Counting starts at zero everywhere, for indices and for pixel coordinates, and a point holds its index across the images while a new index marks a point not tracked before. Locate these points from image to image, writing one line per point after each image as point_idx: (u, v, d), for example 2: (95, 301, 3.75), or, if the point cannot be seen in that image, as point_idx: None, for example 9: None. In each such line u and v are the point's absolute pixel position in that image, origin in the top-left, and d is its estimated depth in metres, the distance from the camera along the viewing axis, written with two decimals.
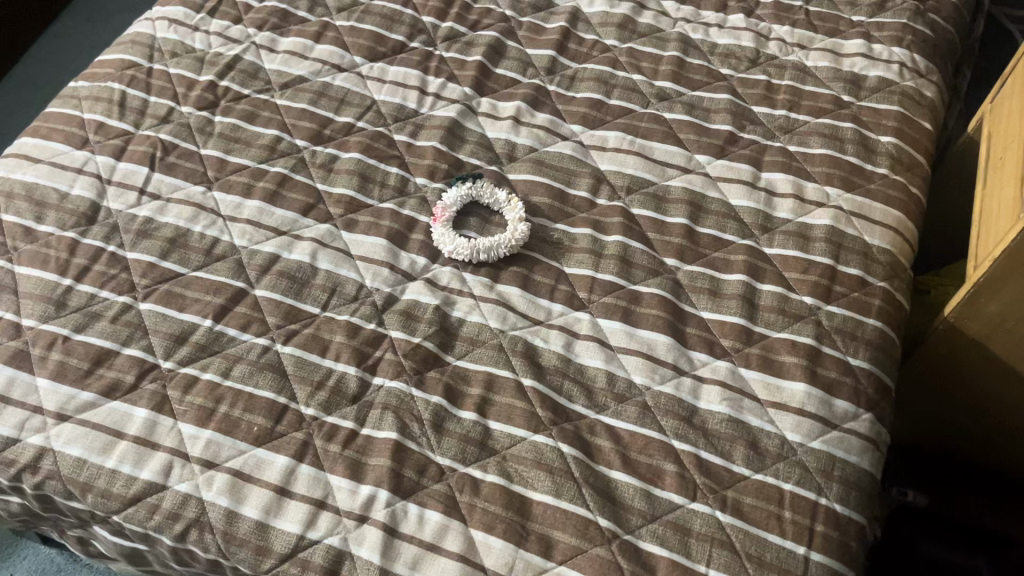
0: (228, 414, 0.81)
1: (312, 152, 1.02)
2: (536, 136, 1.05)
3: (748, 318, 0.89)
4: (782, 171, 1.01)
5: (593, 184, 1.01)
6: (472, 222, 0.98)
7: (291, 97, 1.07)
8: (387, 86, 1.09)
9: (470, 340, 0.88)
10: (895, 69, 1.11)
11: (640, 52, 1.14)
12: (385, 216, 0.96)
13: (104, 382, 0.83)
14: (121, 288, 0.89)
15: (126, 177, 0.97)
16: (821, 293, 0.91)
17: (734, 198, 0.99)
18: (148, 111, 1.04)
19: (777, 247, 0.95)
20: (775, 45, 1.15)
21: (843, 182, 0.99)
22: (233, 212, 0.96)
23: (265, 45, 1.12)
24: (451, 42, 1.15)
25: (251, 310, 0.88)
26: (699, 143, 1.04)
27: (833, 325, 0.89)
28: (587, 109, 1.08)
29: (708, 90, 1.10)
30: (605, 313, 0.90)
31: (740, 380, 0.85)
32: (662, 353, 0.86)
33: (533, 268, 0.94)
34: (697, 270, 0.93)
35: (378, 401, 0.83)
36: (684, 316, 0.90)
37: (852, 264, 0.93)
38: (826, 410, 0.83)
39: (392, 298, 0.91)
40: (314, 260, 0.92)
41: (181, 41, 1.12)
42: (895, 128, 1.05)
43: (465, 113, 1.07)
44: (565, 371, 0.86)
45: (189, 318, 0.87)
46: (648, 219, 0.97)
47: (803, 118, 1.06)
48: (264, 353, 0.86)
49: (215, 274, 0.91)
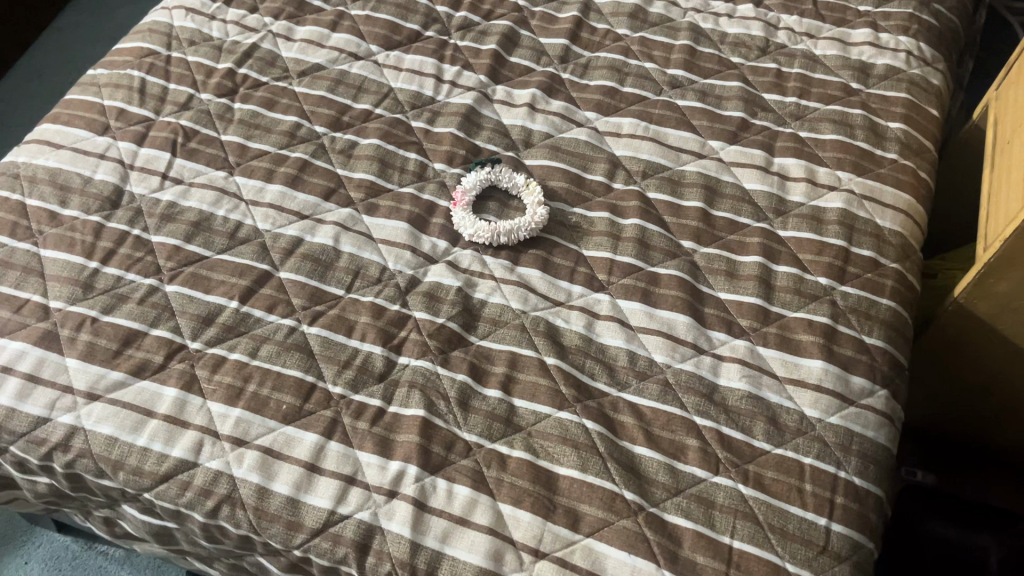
0: (257, 393, 0.83)
1: (331, 138, 1.03)
2: (551, 123, 1.07)
3: (765, 298, 0.91)
4: (794, 157, 1.03)
5: (609, 168, 1.02)
6: (491, 206, 0.99)
7: (310, 85, 1.08)
8: (403, 74, 1.10)
9: (492, 321, 0.89)
10: (902, 57, 1.12)
11: (652, 41, 1.16)
12: (406, 201, 0.98)
13: (133, 362, 0.84)
14: (147, 271, 0.90)
15: (149, 162, 0.98)
16: (835, 274, 0.93)
17: (747, 182, 1.01)
18: (168, 98, 1.05)
19: (792, 229, 0.96)
20: (784, 34, 1.17)
21: (854, 167, 1.01)
22: (256, 196, 0.97)
23: (281, 33, 1.13)
24: (465, 31, 1.16)
25: (276, 291, 0.90)
26: (712, 129, 1.06)
27: (848, 305, 0.91)
28: (601, 96, 1.09)
29: (720, 78, 1.11)
30: (624, 294, 0.91)
31: (758, 358, 0.87)
32: (682, 333, 0.88)
33: (552, 251, 0.95)
34: (714, 252, 0.95)
35: (404, 379, 0.84)
36: (702, 297, 0.92)
37: (866, 246, 0.95)
38: (843, 387, 0.85)
39: (415, 280, 0.92)
40: (337, 243, 0.94)
41: (199, 29, 1.13)
42: (904, 115, 1.07)
43: (481, 101, 1.09)
44: (587, 350, 0.87)
45: (215, 299, 0.88)
46: (664, 203, 0.99)
47: (813, 105, 1.08)
48: (291, 333, 0.87)
49: (240, 257, 0.92)
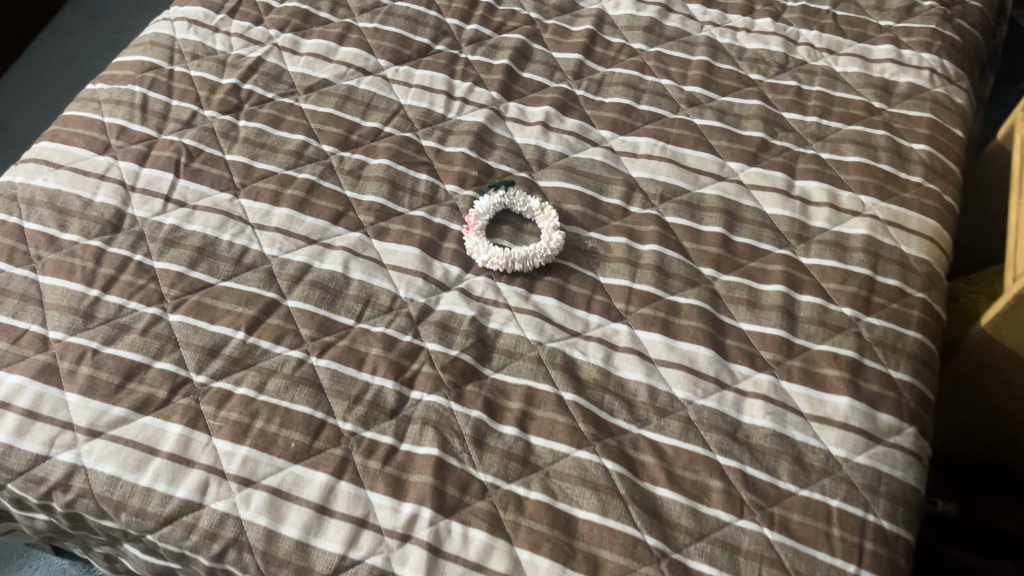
0: (265, 430, 0.80)
1: (340, 158, 1.00)
2: (566, 142, 1.03)
3: (788, 330, 0.88)
4: (816, 180, 1.00)
5: (626, 191, 0.99)
6: (504, 230, 0.96)
7: (316, 101, 1.05)
8: (413, 90, 1.07)
9: (508, 352, 0.86)
10: (926, 75, 1.09)
11: (668, 56, 1.12)
12: (417, 224, 0.95)
13: (135, 397, 0.81)
14: (150, 299, 0.87)
15: (151, 183, 0.95)
16: (860, 305, 0.90)
17: (769, 206, 0.98)
18: (170, 114, 1.01)
19: (815, 256, 0.94)
20: (804, 50, 1.13)
21: (878, 191, 0.99)
22: (262, 219, 0.94)
23: (287, 47, 1.10)
24: (476, 45, 1.13)
25: (283, 321, 0.87)
26: (731, 150, 1.03)
27: (874, 337, 0.88)
28: (616, 114, 1.06)
29: (738, 96, 1.08)
30: (643, 324, 0.89)
31: (782, 393, 0.84)
32: (703, 366, 0.85)
33: (568, 278, 0.92)
34: (735, 280, 0.92)
35: (417, 416, 0.81)
36: (723, 328, 0.89)
37: (890, 274, 0.92)
38: (870, 425, 0.82)
39: (427, 309, 0.89)
40: (346, 269, 0.90)
41: (202, 42, 1.09)
42: (928, 136, 1.04)
43: (493, 118, 1.06)
44: (606, 385, 0.84)
45: (221, 329, 0.85)
46: (683, 227, 0.96)
47: (834, 125, 1.05)
48: (299, 366, 0.84)
49: (245, 284, 0.89)
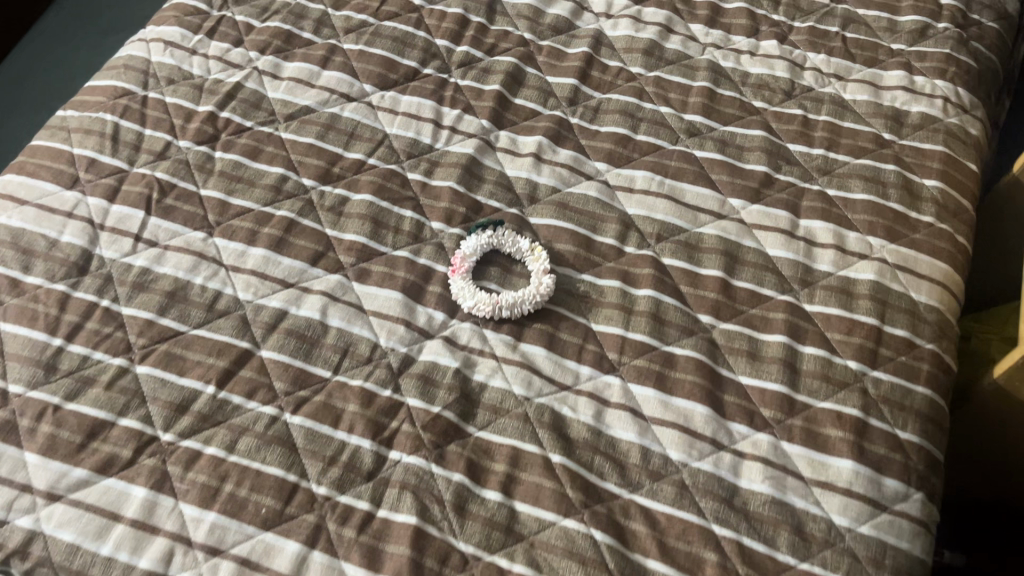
0: (234, 495, 0.76)
1: (320, 193, 0.95)
2: (559, 176, 0.98)
3: (790, 385, 0.83)
4: (822, 219, 0.94)
5: (621, 230, 0.94)
6: (492, 272, 0.91)
7: (297, 130, 1.00)
8: (399, 118, 1.02)
9: (493, 409, 0.82)
10: (939, 104, 1.04)
11: (668, 81, 1.07)
12: (400, 266, 0.90)
13: (98, 457, 0.77)
14: (116, 349, 0.82)
15: (121, 221, 0.90)
16: (866, 358, 0.85)
17: (772, 248, 0.93)
18: (143, 145, 0.97)
19: (819, 303, 0.89)
20: (810, 75, 1.08)
21: (887, 231, 0.93)
22: (237, 261, 0.89)
23: (267, 71, 1.05)
24: (467, 69, 1.08)
25: (256, 374, 0.82)
26: (733, 185, 0.97)
27: (881, 394, 0.83)
28: (612, 145, 1.01)
29: (741, 126, 1.03)
30: (636, 377, 0.84)
31: (783, 455, 0.79)
32: (699, 426, 0.81)
33: (558, 325, 0.87)
34: (734, 329, 0.87)
35: (395, 479, 0.77)
36: (722, 382, 0.84)
37: (899, 324, 0.87)
38: (875, 491, 0.77)
39: (409, 359, 0.84)
40: (324, 316, 0.86)
41: (178, 66, 1.04)
42: (940, 171, 0.98)
43: (483, 149, 1.00)
44: (596, 445, 0.80)
45: (190, 383, 0.81)
46: (680, 270, 0.91)
47: (842, 158, 1.00)
48: (272, 424, 0.79)
49: (217, 333, 0.84)
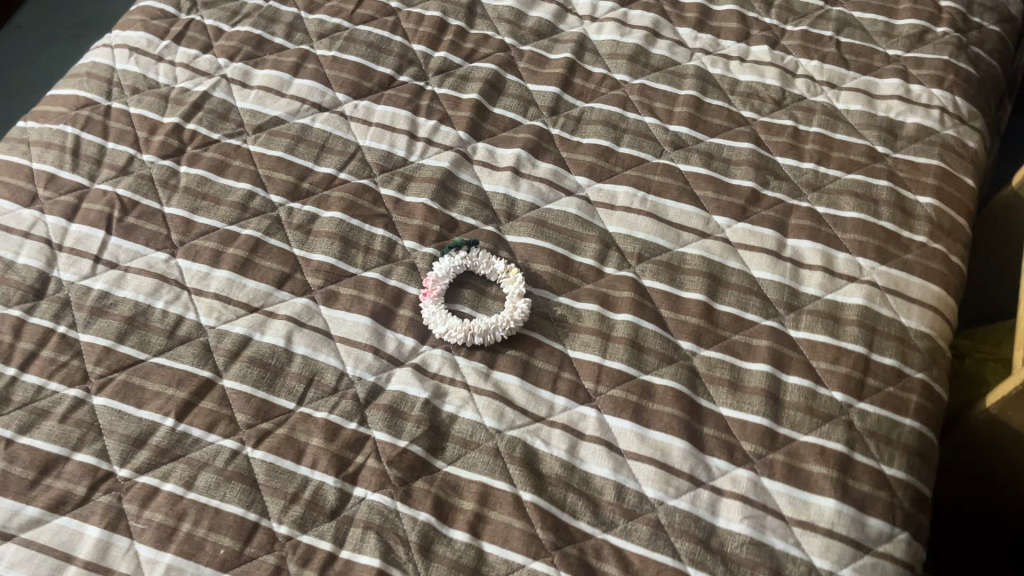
0: (191, 535, 0.73)
1: (288, 210, 0.91)
2: (537, 191, 0.95)
3: (772, 418, 0.80)
4: (810, 239, 0.91)
5: (601, 249, 0.91)
6: (466, 295, 0.88)
7: (266, 143, 0.96)
8: (373, 129, 0.98)
9: (463, 442, 0.79)
10: (936, 115, 1.00)
11: (653, 90, 1.03)
12: (370, 288, 0.87)
13: (51, 494, 0.74)
14: (72, 379, 0.80)
15: (80, 242, 0.87)
16: (853, 388, 0.81)
17: (757, 269, 0.89)
18: (105, 159, 0.93)
19: (804, 329, 0.85)
20: (802, 83, 1.04)
21: (877, 252, 0.90)
22: (200, 283, 0.86)
23: (236, 78, 1.01)
24: (444, 76, 1.04)
25: (217, 405, 0.79)
26: (718, 202, 0.94)
27: (867, 428, 0.80)
28: (593, 158, 0.97)
29: (729, 137, 0.99)
30: (612, 409, 0.80)
31: (762, 493, 0.76)
32: (677, 461, 0.77)
33: (533, 352, 0.84)
34: (716, 356, 0.84)
35: (359, 518, 0.74)
36: (702, 414, 0.81)
37: (887, 352, 0.84)
38: (858, 532, 0.74)
39: (376, 389, 0.81)
40: (289, 343, 0.83)
41: (143, 74, 1.00)
42: (935, 187, 0.94)
43: (459, 162, 0.97)
44: (569, 481, 0.77)
45: (148, 415, 0.78)
46: (661, 293, 0.88)
47: (832, 173, 0.96)
48: (232, 459, 0.77)
49: (178, 361, 0.81)
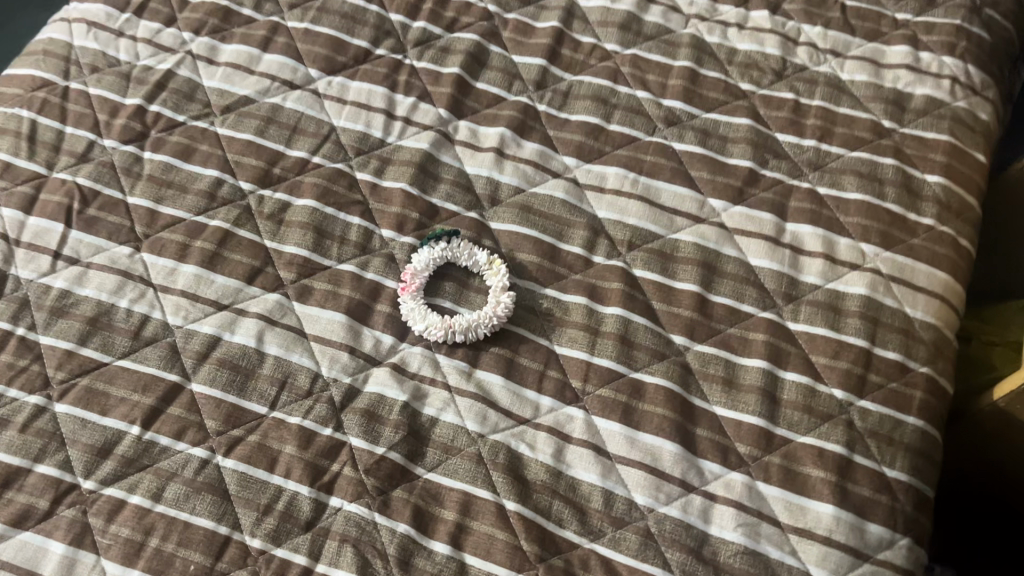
0: (160, 550, 0.69)
1: (259, 198, 0.86)
2: (522, 174, 0.90)
3: (768, 418, 0.76)
4: (810, 223, 0.86)
5: (589, 237, 0.86)
6: (447, 288, 0.83)
7: (235, 125, 0.90)
8: (347, 108, 0.92)
9: (444, 447, 0.75)
10: (946, 86, 0.94)
11: (646, 60, 0.97)
12: (345, 283, 0.82)
13: (12, 510, 0.71)
14: (33, 385, 0.76)
15: (38, 236, 0.82)
16: (853, 385, 0.78)
17: (755, 257, 0.84)
18: (63, 145, 0.88)
19: (803, 321, 0.81)
20: (804, 51, 0.97)
21: (881, 237, 0.85)
22: (166, 280, 0.81)
23: (202, 55, 0.95)
24: (424, 48, 0.98)
25: (186, 411, 0.75)
26: (714, 183, 0.89)
27: (868, 427, 0.76)
28: (582, 137, 0.92)
29: (725, 112, 0.93)
30: (601, 410, 0.77)
31: (757, 499, 0.73)
32: (667, 466, 0.74)
33: (517, 349, 0.80)
34: (710, 352, 0.80)
35: (336, 530, 0.71)
36: (694, 413, 0.77)
37: (891, 346, 0.79)
38: (857, 539, 0.71)
39: (353, 392, 0.77)
40: (260, 343, 0.79)
41: (103, 51, 0.94)
42: (944, 164, 0.89)
43: (440, 143, 0.91)
44: (555, 488, 0.73)
45: (114, 423, 0.74)
46: (653, 283, 0.83)
47: (835, 151, 0.90)
48: (202, 469, 0.73)
49: (144, 364, 0.77)
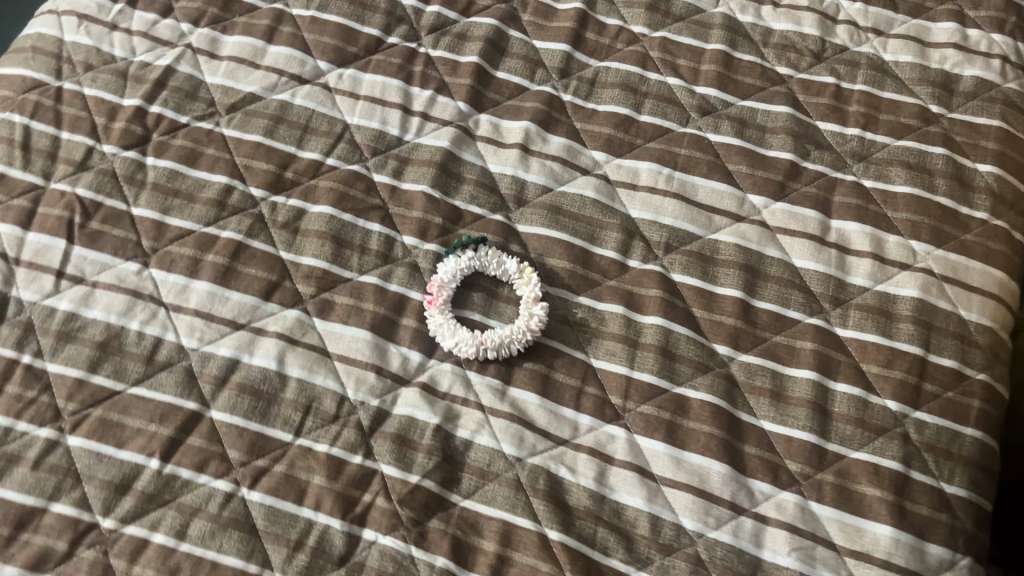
0: None
1: (272, 205, 0.81)
2: (550, 172, 0.84)
3: (819, 434, 0.73)
4: (857, 220, 0.81)
5: (624, 239, 0.81)
6: (475, 299, 0.79)
7: (242, 125, 0.85)
8: (361, 104, 0.87)
9: (480, 472, 0.71)
10: (996, 66, 0.89)
11: (676, 44, 0.91)
12: (368, 296, 0.78)
13: (29, 552, 0.66)
14: (43, 417, 0.71)
15: (39, 254, 0.77)
16: (907, 396, 0.74)
17: (799, 258, 0.80)
18: (60, 153, 0.82)
19: (853, 327, 0.77)
20: (844, 31, 0.92)
21: (932, 233, 0.80)
22: (178, 298, 0.76)
23: (202, 48, 0.89)
24: (439, 35, 0.92)
25: (207, 441, 0.71)
26: (753, 178, 0.84)
27: (924, 441, 0.72)
28: (612, 130, 0.86)
29: (763, 99, 0.88)
30: (644, 429, 0.73)
31: (811, 520, 0.69)
32: (716, 488, 0.70)
33: (552, 364, 0.76)
34: (756, 362, 0.76)
35: (371, 565, 0.67)
36: (742, 430, 0.73)
37: (946, 352, 0.76)
38: (917, 562, 0.68)
39: (381, 415, 0.73)
40: (281, 365, 0.74)
41: (96, 46, 0.89)
42: (996, 152, 0.84)
43: (461, 140, 0.86)
44: (599, 514, 0.70)
45: (131, 456, 0.70)
46: (693, 289, 0.79)
47: (881, 140, 0.85)
48: (227, 503, 0.69)
49: (160, 391, 0.73)
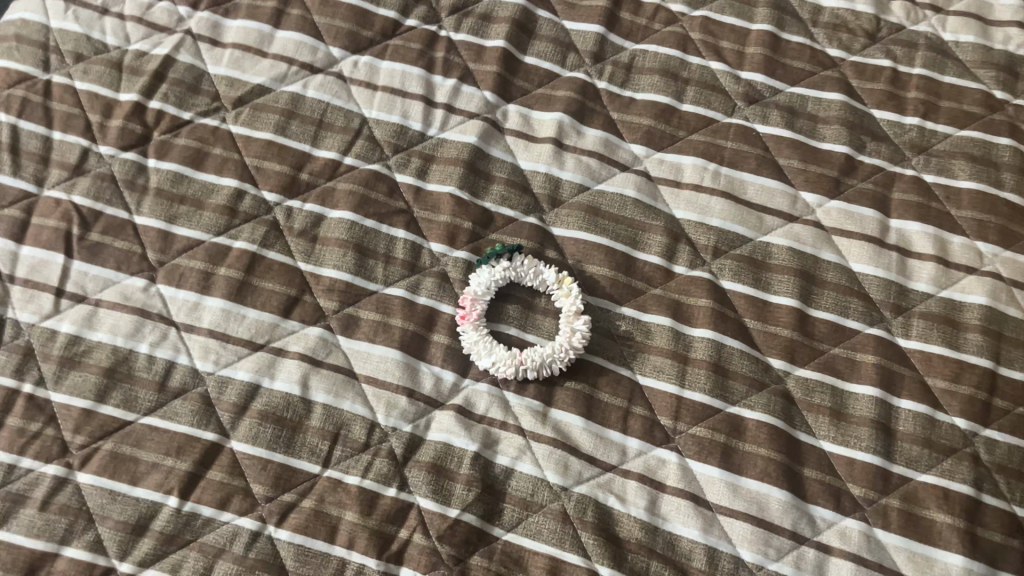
0: None
1: (287, 211, 0.75)
2: (586, 169, 0.78)
3: (884, 455, 0.68)
4: (918, 220, 0.76)
5: (668, 243, 0.75)
6: (510, 312, 0.73)
7: (250, 121, 0.78)
8: (379, 96, 0.80)
9: (523, 504, 0.66)
10: None
11: (718, 23, 0.85)
12: (396, 311, 0.72)
13: None
14: (49, 453, 0.65)
15: (36, 271, 0.71)
16: (976, 413, 0.69)
17: (857, 262, 0.74)
18: (53, 156, 0.75)
19: (917, 338, 0.72)
20: (900, 7, 0.86)
21: (1000, 234, 0.75)
22: (190, 317, 0.70)
23: (203, 34, 0.82)
24: (460, 16, 0.86)
25: (228, 476, 0.65)
26: (806, 173, 0.78)
27: (995, 461, 0.68)
28: (652, 121, 0.80)
29: (813, 85, 0.82)
30: (697, 453, 0.68)
31: (878, 550, 0.65)
32: (776, 517, 0.65)
33: (596, 383, 0.70)
34: (814, 378, 0.70)
35: None
36: (801, 451, 0.68)
37: (1016, 364, 0.71)
38: None
39: (415, 443, 0.68)
40: (305, 390, 0.68)
41: (86, 33, 0.81)
42: None
43: (489, 134, 0.79)
44: (652, 547, 0.65)
45: (147, 494, 0.64)
46: (744, 297, 0.73)
47: (942, 130, 0.80)
48: (253, 544, 0.63)
49: (175, 421, 0.67)
